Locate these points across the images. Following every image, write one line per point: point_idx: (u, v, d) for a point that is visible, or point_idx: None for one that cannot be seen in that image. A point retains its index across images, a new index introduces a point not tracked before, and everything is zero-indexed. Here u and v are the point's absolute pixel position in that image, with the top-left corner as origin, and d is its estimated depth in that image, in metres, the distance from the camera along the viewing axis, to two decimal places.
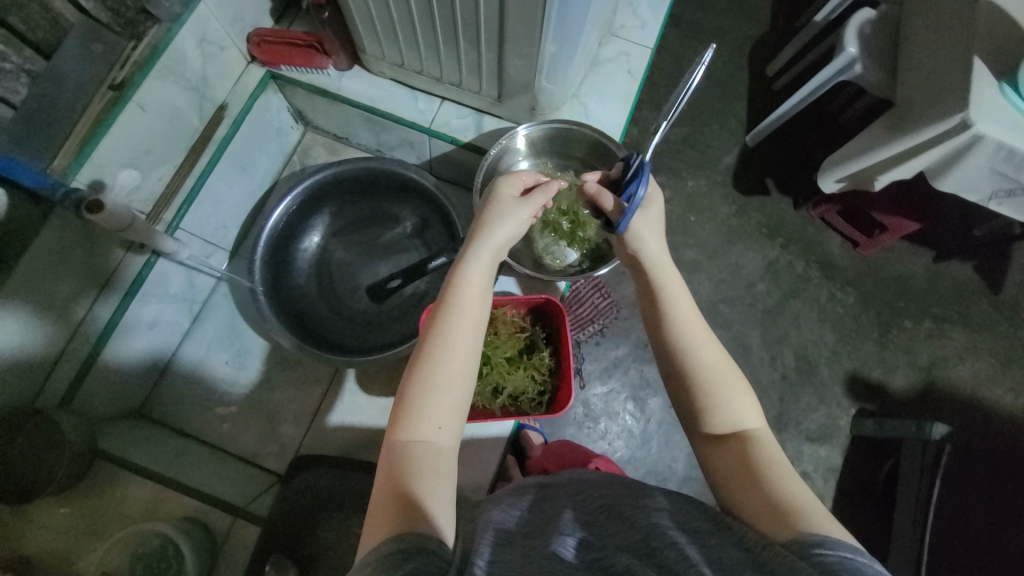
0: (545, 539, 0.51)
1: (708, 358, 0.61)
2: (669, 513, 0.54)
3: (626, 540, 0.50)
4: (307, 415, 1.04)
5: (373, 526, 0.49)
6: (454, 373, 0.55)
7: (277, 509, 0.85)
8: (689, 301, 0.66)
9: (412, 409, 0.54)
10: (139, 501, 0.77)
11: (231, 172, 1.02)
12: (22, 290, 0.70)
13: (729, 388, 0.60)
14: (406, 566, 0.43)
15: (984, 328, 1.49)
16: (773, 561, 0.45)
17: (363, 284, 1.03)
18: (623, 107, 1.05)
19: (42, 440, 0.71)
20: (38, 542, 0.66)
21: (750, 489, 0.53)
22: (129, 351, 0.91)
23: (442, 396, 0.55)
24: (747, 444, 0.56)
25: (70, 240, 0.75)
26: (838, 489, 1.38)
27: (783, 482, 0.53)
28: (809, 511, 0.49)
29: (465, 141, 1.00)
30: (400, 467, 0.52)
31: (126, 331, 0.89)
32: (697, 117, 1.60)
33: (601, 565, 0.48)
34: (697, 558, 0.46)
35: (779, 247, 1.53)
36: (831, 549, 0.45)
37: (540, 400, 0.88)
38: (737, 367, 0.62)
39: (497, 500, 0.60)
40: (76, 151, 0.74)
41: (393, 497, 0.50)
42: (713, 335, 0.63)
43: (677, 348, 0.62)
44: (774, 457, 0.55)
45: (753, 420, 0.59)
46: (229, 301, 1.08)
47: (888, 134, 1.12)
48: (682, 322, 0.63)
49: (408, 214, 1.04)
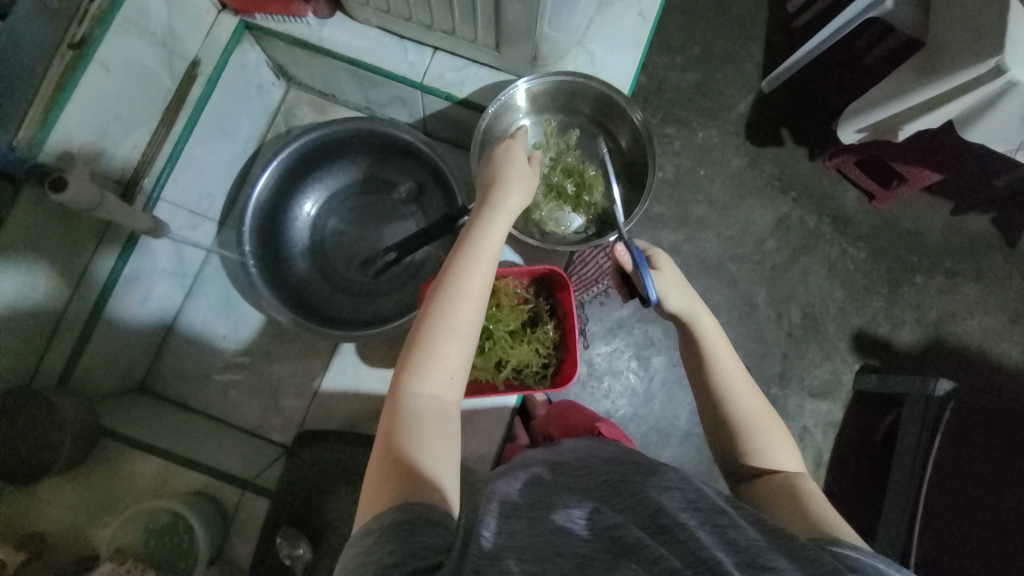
0: (552, 512, 0.48)
1: (749, 406, 0.68)
2: (680, 491, 0.51)
3: (635, 516, 0.48)
4: (309, 387, 1.02)
5: (373, 489, 0.49)
6: (458, 341, 0.54)
7: (284, 486, 0.86)
8: (730, 352, 0.72)
9: (414, 372, 0.53)
10: (145, 479, 0.81)
11: (211, 135, 0.95)
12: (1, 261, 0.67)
13: (769, 436, 0.66)
14: (411, 541, 0.43)
15: (996, 282, 1.46)
16: (804, 552, 0.45)
17: (359, 254, 0.99)
18: (632, 56, 0.96)
19: (44, 419, 0.71)
20: (51, 518, 0.71)
21: (790, 508, 0.59)
22: (125, 328, 0.89)
23: (446, 364, 0.54)
24: (792, 481, 0.62)
25: (45, 219, 0.71)
26: (837, 442, 1.40)
27: (821, 505, 0.58)
28: (841, 529, 0.54)
29: (460, 97, 0.92)
30: (399, 433, 0.52)
31: (122, 295, 0.87)
32: (710, 60, 1.48)
33: (612, 534, 0.45)
34: (708, 540, 0.44)
35: (791, 202, 1.46)
36: (864, 555, 0.49)
37: (544, 374, 0.86)
38: (777, 417, 0.69)
39: (503, 474, 0.60)
40: (41, 119, 0.68)
41: (396, 461, 0.49)
42: (753, 384, 0.70)
43: (721, 396, 0.69)
44: (819, 496, 0.60)
45: (794, 465, 0.65)
46: (221, 273, 1.05)
47: (917, 79, 1.03)
48: (727, 375, 0.69)
49: (404, 179, 0.98)
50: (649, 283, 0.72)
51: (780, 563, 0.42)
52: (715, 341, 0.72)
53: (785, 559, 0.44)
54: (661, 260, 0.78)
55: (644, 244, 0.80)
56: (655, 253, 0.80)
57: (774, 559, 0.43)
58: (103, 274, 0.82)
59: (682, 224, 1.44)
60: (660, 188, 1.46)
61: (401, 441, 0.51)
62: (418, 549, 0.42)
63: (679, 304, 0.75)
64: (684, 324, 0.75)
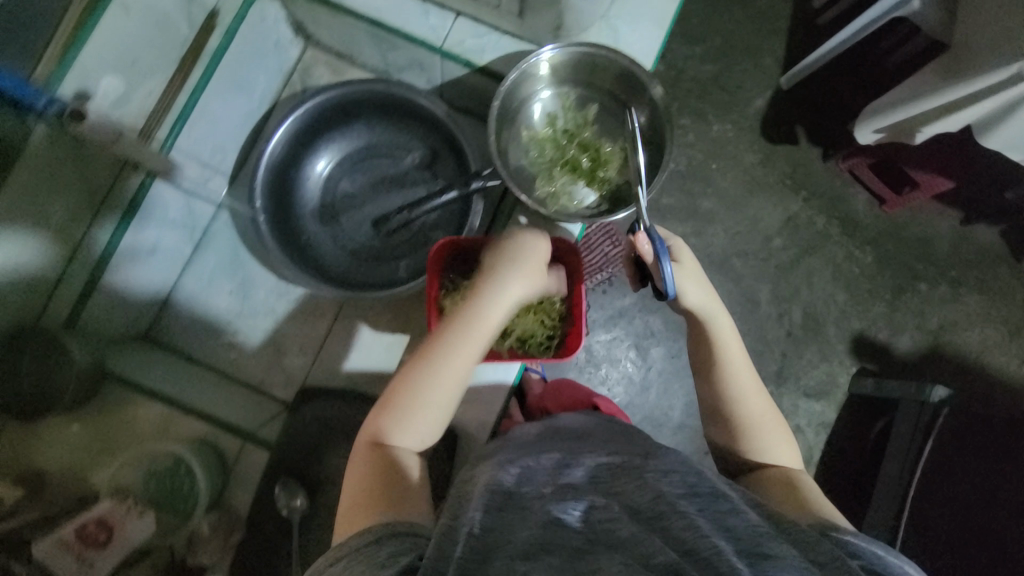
0: (549, 505, 0.51)
1: (756, 406, 0.77)
2: (681, 476, 0.53)
3: (631, 499, 0.50)
4: (313, 345, 0.99)
5: (351, 512, 0.58)
6: (436, 390, 0.64)
7: (285, 439, 0.90)
8: (740, 350, 0.79)
9: (396, 416, 0.63)
10: (149, 424, 0.85)
11: (230, 91, 0.97)
12: (16, 203, 0.74)
13: (770, 432, 0.76)
14: (380, 549, 0.51)
15: (1000, 295, 1.45)
16: (802, 537, 0.52)
17: (369, 216, 0.98)
18: (656, 35, 0.94)
19: (48, 358, 0.77)
20: (48, 457, 0.74)
21: (788, 496, 0.69)
22: (128, 290, 0.93)
23: (423, 410, 0.64)
24: (790, 475, 0.73)
25: (50, 166, 0.77)
26: (828, 443, 1.41)
27: (813, 493, 0.69)
28: (833, 515, 0.65)
29: (480, 64, 0.90)
30: (378, 463, 0.61)
31: (129, 256, 0.91)
32: (730, 53, 1.46)
33: (605, 527, 0.47)
34: (707, 528, 0.45)
35: (801, 201, 1.46)
36: (863, 541, 0.56)
37: (549, 344, 0.86)
38: (778, 414, 0.78)
39: (502, 464, 0.63)
40: (58, 59, 0.76)
41: (371, 489, 0.59)
42: (760, 386, 0.78)
43: (734, 396, 0.77)
44: (811, 486, 0.71)
45: (790, 459, 0.76)
46: (231, 230, 1.00)
47: (940, 80, 1.01)
48: (739, 376, 0.77)
49: (418, 145, 0.97)
50: (669, 276, 0.72)
51: (779, 550, 0.44)
52: (731, 342, 0.79)
53: (777, 544, 0.46)
54: (681, 252, 0.81)
55: (667, 236, 0.83)
56: (677, 244, 0.82)
57: (772, 546, 0.45)
58: (100, 243, 0.88)
59: (690, 217, 1.44)
60: (671, 179, 1.46)
61: (379, 472, 0.60)
62: (388, 554, 0.50)
63: (700, 306, 0.78)
64: (702, 325, 0.80)
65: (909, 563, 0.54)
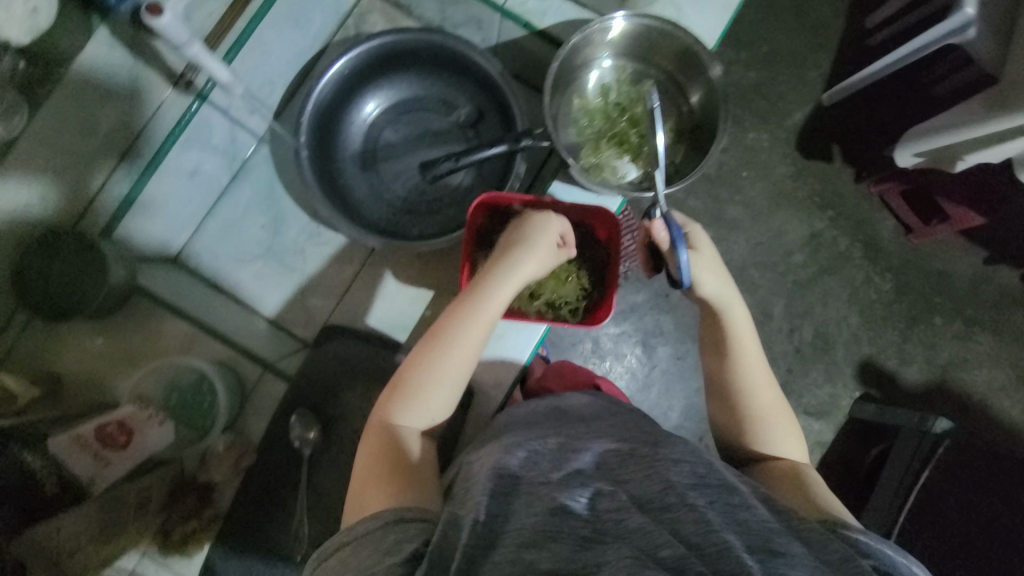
0: (556, 490, 0.51)
1: (765, 399, 0.77)
2: (690, 465, 0.54)
3: (640, 489, 0.51)
4: (338, 288, 1.00)
5: (359, 490, 0.60)
6: (446, 379, 0.67)
7: (306, 369, 0.95)
8: (753, 342, 0.79)
9: (405, 400, 0.65)
10: (173, 338, 0.91)
11: (284, 23, 0.99)
12: (52, 119, 0.83)
13: (779, 426, 0.76)
14: (388, 533, 0.53)
15: (1014, 339, 1.44)
16: (811, 537, 0.52)
17: (409, 166, 0.98)
18: (720, 17, 0.93)
19: (81, 260, 0.85)
20: (70, 359, 0.84)
21: (794, 489, 0.69)
22: (147, 239, 0.95)
23: (432, 394, 0.66)
24: (797, 468, 0.72)
25: (84, 93, 0.86)
26: (821, 463, 1.41)
27: (820, 488, 0.69)
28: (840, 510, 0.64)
29: (539, 27, 0.94)
30: (386, 444, 0.63)
31: (149, 206, 0.95)
32: (776, 62, 1.45)
33: (612, 518, 0.48)
34: (718, 524, 0.46)
35: (827, 220, 1.44)
36: (871, 539, 0.56)
37: (577, 308, 0.85)
38: (787, 408, 0.78)
39: (504, 443, 0.62)
40: None
41: (379, 469, 0.61)
42: (771, 378, 0.79)
43: (742, 388, 0.77)
44: (818, 479, 0.71)
45: (797, 452, 0.75)
46: (269, 163, 1.01)
47: (984, 110, 0.99)
48: (749, 368, 0.78)
49: (466, 102, 0.97)
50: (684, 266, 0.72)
51: (789, 549, 0.45)
52: (743, 332, 0.79)
53: (790, 542, 0.47)
54: (698, 239, 0.81)
55: (684, 220, 0.82)
56: (693, 229, 0.82)
57: (783, 544, 0.46)
58: (118, 192, 0.92)
59: (713, 222, 1.43)
60: (700, 182, 1.44)
61: (387, 451, 0.63)
62: (396, 540, 0.52)
63: (714, 295, 0.79)
64: (715, 315, 0.80)
65: (917, 563, 0.54)
